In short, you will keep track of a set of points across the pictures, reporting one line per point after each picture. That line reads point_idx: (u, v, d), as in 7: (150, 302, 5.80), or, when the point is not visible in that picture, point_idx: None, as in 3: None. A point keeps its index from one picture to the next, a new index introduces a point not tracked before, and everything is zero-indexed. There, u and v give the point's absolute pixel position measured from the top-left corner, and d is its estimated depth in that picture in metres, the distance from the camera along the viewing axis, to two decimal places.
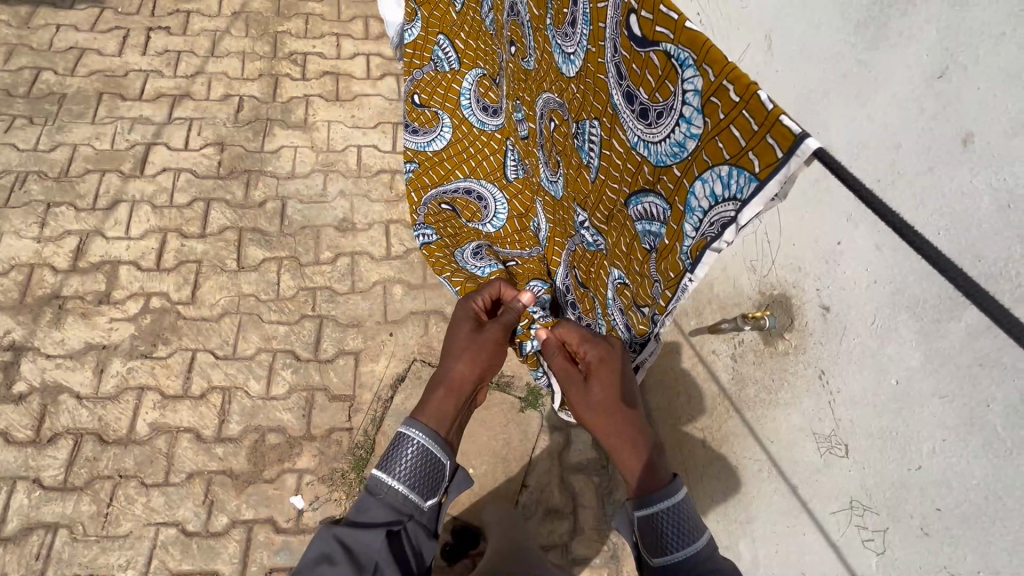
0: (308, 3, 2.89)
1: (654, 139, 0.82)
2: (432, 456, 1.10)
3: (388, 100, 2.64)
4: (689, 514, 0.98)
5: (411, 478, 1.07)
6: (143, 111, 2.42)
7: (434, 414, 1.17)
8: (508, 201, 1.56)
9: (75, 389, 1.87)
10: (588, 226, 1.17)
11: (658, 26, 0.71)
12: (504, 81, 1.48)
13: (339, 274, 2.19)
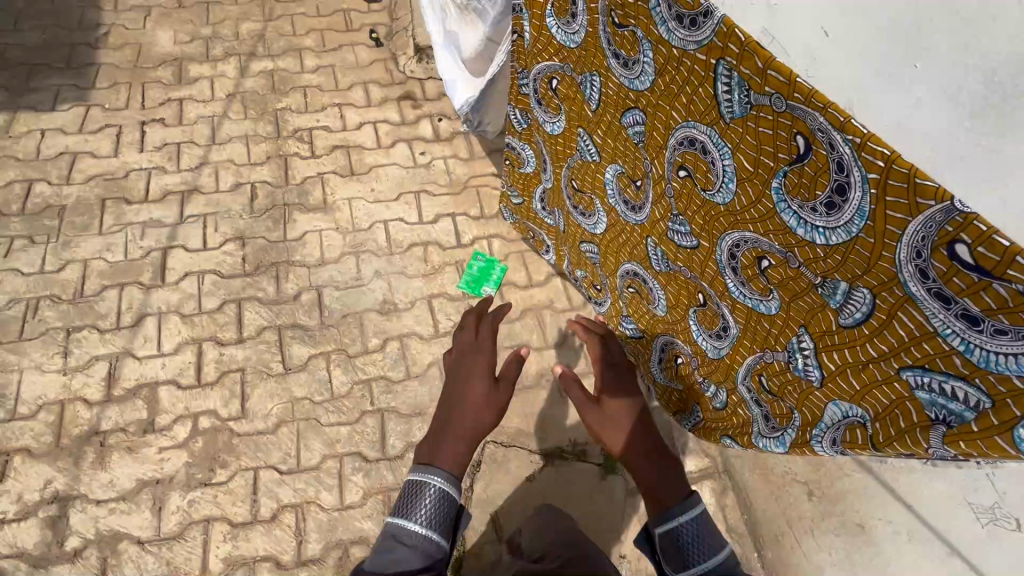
0: (303, 75, 2.81)
1: (985, 346, 0.71)
2: (450, 497, 1.19)
3: (405, 169, 2.59)
4: (707, 528, 1.19)
5: (432, 520, 1.15)
6: (153, 213, 2.29)
7: (452, 456, 1.25)
8: (666, 296, 1.33)
9: (135, 534, 1.73)
10: (801, 357, 1.02)
11: (1011, 268, 0.62)
12: (622, 169, 1.23)
13: (391, 361, 2.11)
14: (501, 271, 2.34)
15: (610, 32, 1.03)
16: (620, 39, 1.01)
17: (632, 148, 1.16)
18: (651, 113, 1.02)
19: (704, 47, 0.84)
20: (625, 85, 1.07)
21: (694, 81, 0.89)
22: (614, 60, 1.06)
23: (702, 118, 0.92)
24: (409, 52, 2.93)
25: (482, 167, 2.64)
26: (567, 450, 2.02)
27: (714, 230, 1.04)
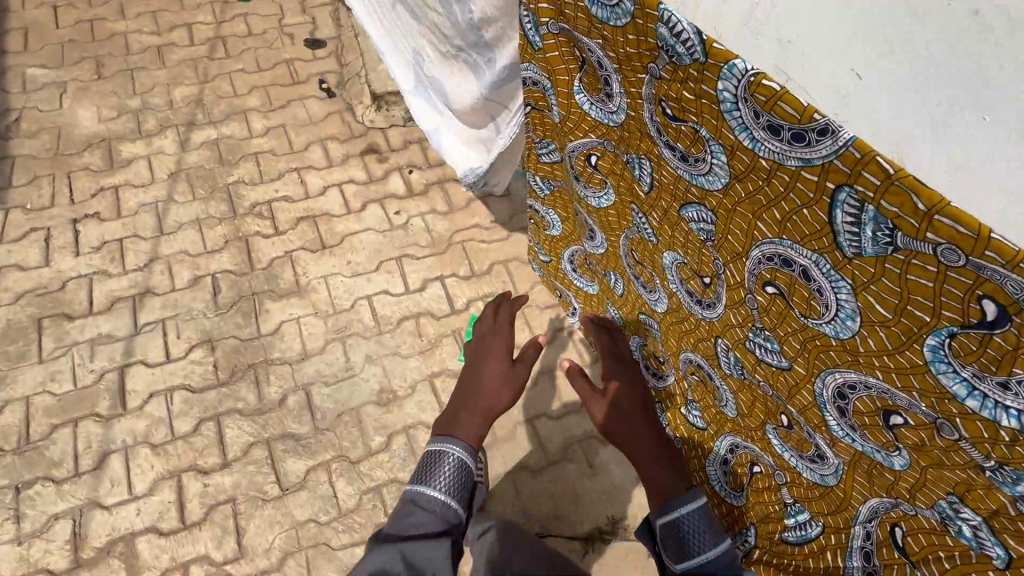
0: (251, 140, 2.55)
1: None
2: (467, 469, 1.23)
3: (382, 234, 2.37)
4: (709, 525, 1.06)
5: (449, 490, 1.20)
6: (100, 327, 2.00)
7: (469, 429, 1.28)
8: (739, 410, 1.07)
9: None
10: (958, 523, 0.75)
11: None
12: (684, 259, 0.96)
13: (400, 459, 1.89)
14: None
15: (659, 121, 0.81)
16: (681, 132, 0.77)
17: (699, 250, 0.90)
18: (733, 221, 0.78)
19: (813, 170, 0.60)
20: (689, 181, 0.82)
21: (798, 201, 0.64)
22: (676, 154, 0.81)
23: (807, 243, 0.67)
24: (366, 100, 2.70)
25: (466, 220, 2.44)
26: (605, 529, 1.87)
27: (813, 363, 0.78)
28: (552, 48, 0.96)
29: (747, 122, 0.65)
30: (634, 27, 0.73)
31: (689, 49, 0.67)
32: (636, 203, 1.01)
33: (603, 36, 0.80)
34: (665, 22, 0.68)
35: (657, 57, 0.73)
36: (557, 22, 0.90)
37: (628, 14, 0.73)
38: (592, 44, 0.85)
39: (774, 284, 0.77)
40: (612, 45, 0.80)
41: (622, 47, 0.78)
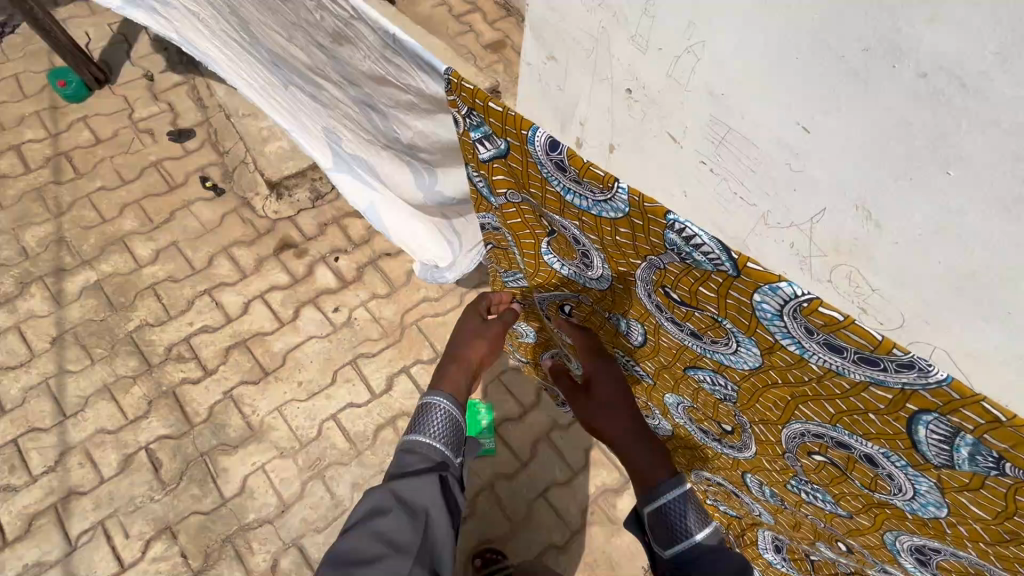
0: (142, 271, 2.21)
1: None
2: (458, 420, 1.12)
3: (326, 338, 2.14)
4: (687, 510, 0.94)
5: (444, 437, 1.09)
6: (28, 554, 1.72)
7: (452, 385, 1.15)
8: (774, 518, 1.03)
9: None
10: None
11: None
12: (700, 400, 0.89)
13: None
14: (488, 412, 2.08)
15: (661, 299, 0.73)
16: (695, 316, 0.70)
17: (715, 402, 0.85)
18: (763, 397, 0.72)
19: (887, 392, 0.54)
20: (703, 353, 0.76)
21: (861, 407, 0.58)
22: (686, 330, 0.75)
23: (872, 440, 0.61)
24: (262, 189, 2.40)
25: (413, 294, 2.25)
26: None
27: (879, 520, 0.73)
28: (511, 211, 0.85)
29: (794, 332, 0.57)
30: (629, 225, 0.64)
31: (707, 260, 0.59)
32: (632, 348, 0.94)
33: (584, 221, 0.71)
34: (672, 231, 0.59)
35: (662, 253, 0.64)
36: (518, 192, 0.79)
37: (620, 212, 0.63)
38: (567, 222, 0.75)
39: (822, 455, 0.71)
40: (596, 231, 0.71)
41: (610, 235, 0.69)
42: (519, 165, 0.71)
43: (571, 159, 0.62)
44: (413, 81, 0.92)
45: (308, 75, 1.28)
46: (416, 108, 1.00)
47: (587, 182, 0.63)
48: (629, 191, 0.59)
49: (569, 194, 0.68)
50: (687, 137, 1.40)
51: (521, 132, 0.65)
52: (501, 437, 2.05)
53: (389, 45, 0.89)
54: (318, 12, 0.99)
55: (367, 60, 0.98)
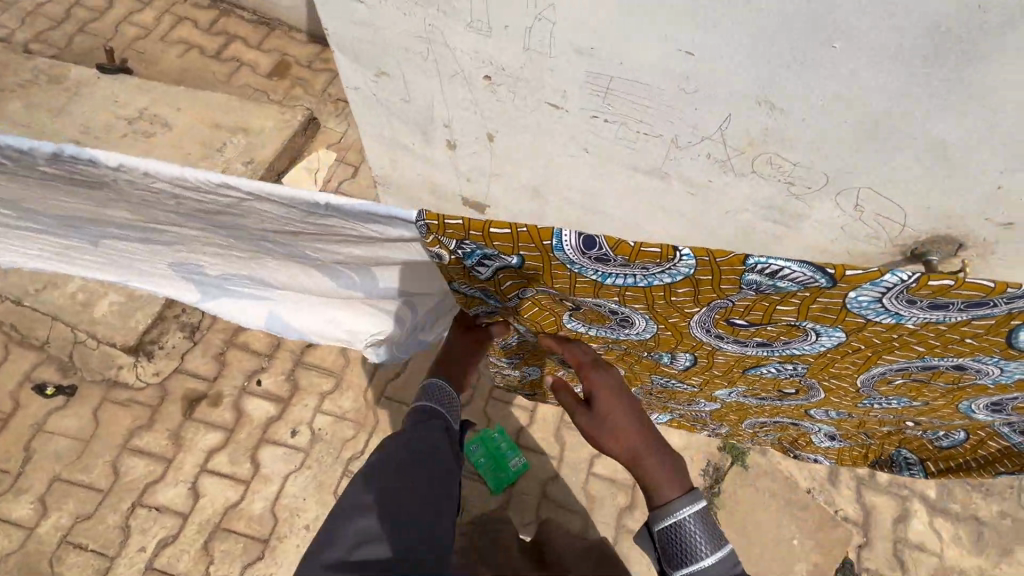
0: (41, 531, 1.76)
1: None
2: (448, 394, 1.22)
3: (305, 466, 1.88)
4: (701, 528, 0.88)
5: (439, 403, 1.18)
6: None
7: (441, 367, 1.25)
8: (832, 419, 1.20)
9: None
10: None
11: None
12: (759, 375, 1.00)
13: None
14: (502, 433, 2.02)
15: (725, 324, 0.79)
16: (766, 328, 0.77)
17: (775, 374, 0.96)
18: (837, 359, 0.84)
19: (970, 321, 0.65)
20: (768, 348, 0.85)
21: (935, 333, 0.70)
22: (751, 340, 0.84)
23: (942, 348, 0.73)
24: (121, 359, 1.96)
25: (362, 367, 2.02)
26: (713, 484, 1.98)
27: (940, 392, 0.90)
28: (532, 303, 0.87)
29: (893, 307, 0.65)
30: (692, 283, 0.67)
31: (791, 287, 0.64)
32: (679, 363, 1.01)
33: (626, 294, 0.74)
34: (751, 272, 0.62)
35: (732, 294, 0.68)
36: (528, 288, 0.80)
37: (680, 276, 0.66)
38: (601, 300, 0.78)
39: (902, 374, 0.86)
40: (644, 297, 0.74)
41: (666, 296, 0.72)
42: (537, 269, 0.72)
43: (608, 247, 0.63)
44: (358, 226, 0.88)
45: (200, 248, 1.16)
46: (359, 243, 0.96)
47: (635, 263, 0.65)
48: (694, 255, 0.61)
49: (606, 276, 0.70)
50: (571, 99, 1.34)
51: (540, 241, 0.64)
52: (526, 447, 2.03)
53: (317, 207, 0.84)
54: (209, 200, 0.92)
55: (289, 223, 0.93)
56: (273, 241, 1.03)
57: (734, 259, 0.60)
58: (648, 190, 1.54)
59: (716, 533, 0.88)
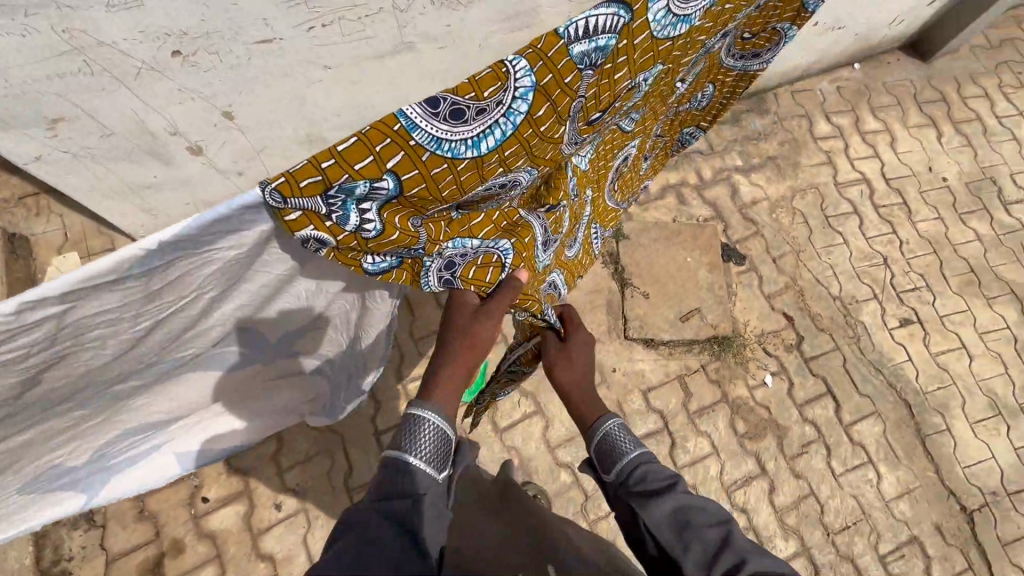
0: None
1: None
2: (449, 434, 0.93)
3: (313, 518, 1.85)
4: (637, 456, 1.06)
5: (434, 459, 0.89)
6: None
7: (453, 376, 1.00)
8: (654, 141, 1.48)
9: None
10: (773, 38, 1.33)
11: None
12: (605, 140, 1.20)
13: (575, 449, 2.07)
14: None
15: (582, 123, 0.94)
16: (609, 104, 0.95)
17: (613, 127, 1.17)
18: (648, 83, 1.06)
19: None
20: (612, 117, 1.04)
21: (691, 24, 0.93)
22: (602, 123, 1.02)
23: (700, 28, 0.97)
24: None
25: None
26: (615, 264, 2.29)
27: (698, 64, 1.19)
28: (432, 223, 0.97)
29: (679, 11, 0.88)
30: (544, 96, 0.80)
31: (607, 40, 0.81)
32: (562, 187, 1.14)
33: (502, 156, 0.86)
34: (571, 43, 0.77)
35: (578, 86, 0.83)
36: (417, 216, 0.93)
37: (529, 91, 0.78)
38: (490, 180, 0.91)
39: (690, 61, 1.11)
40: (519, 148, 0.87)
41: (535, 130, 0.85)
42: (413, 183, 0.81)
43: (454, 99, 0.73)
44: (210, 256, 0.85)
45: (45, 409, 0.99)
46: (218, 276, 0.91)
47: (485, 98, 0.75)
48: (520, 57, 0.74)
49: (475, 141, 0.80)
50: (277, 20, 1.20)
51: (396, 132, 0.73)
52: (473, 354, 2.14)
53: (148, 264, 0.78)
54: (44, 350, 0.83)
55: (142, 308, 0.87)
56: (134, 343, 0.95)
57: (550, 36, 0.74)
58: (403, 67, 1.51)
59: (637, 438, 1.09)
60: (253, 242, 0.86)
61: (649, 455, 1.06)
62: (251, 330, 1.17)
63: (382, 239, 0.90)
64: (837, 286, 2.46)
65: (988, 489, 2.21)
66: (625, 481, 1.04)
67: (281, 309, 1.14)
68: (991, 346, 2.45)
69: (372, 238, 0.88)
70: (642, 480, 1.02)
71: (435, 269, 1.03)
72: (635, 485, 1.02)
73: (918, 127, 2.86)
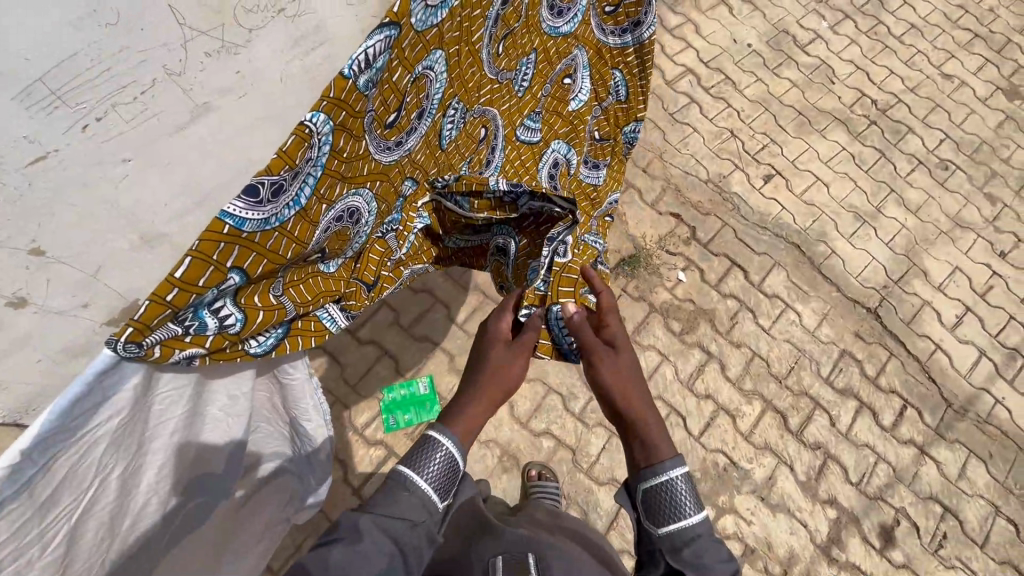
0: None
1: None
2: (454, 459, 1.01)
3: None
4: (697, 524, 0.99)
5: (438, 484, 0.98)
6: None
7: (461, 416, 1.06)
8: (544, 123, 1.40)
9: (781, 476, 2.16)
10: None
11: None
12: (470, 146, 1.21)
13: (547, 413, 2.12)
14: (390, 387, 2.09)
15: (394, 134, 0.93)
16: (410, 104, 0.94)
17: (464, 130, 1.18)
18: (462, 69, 1.04)
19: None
20: (433, 116, 1.04)
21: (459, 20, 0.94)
22: (415, 122, 0.99)
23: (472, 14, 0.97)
24: None
25: None
26: None
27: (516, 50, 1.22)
28: (294, 288, 0.95)
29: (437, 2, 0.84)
30: (342, 130, 0.76)
31: (384, 59, 0.77)
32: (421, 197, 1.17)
33: (322, 196, 0.82)
34: (357, 78, 0.73)
35: (371, 108, 0.80)
36: (274, 284, 0.89)
37: (331, 134, 0.74)
38: (325, 223, 0.87)
39: (495, 41, 1.12)
40: (335, 182, 0.83)
41: (342, 159, 0.81)
42: (261, 266, 0.77)
43: (270, 179, 0.68)
44: (93, 432, 0.78)
45: None
46: (117, 444, 0.85)
47: (298, 164, 0.71)
48: (317, 112, 0.70)
49: (297, 199, 0.76)
50: (44, 134, 1.10)
51: (227, 234, 0.67)
52: (414, 374, 2.13)
53: (24, 478, 0.70)
54: None
55: (39, 524, 0.78)
56: (64, 556, 0.87)
57: (336, 81, 0.70)
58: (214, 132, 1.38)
59: (699, 499, 1.03)
60: (130, 397, 0.81)
61: (707, 528, 1.00)
62: (190, 473, 1.11)
63: (248, 326, 0.88)
64: (704, 171, 2.67)
65: (880, 285, 2.55)
66: (676, 547, 0.99)
67: (196, 438, 1.07)
68: (837, 170, 2.79)
69: (239, 330, 0.86)
70: (697, 556, 0.96)
71: (333, 312, 1.06)
72: (686, 556, 0.97)
73: (711, 8, 3.12)
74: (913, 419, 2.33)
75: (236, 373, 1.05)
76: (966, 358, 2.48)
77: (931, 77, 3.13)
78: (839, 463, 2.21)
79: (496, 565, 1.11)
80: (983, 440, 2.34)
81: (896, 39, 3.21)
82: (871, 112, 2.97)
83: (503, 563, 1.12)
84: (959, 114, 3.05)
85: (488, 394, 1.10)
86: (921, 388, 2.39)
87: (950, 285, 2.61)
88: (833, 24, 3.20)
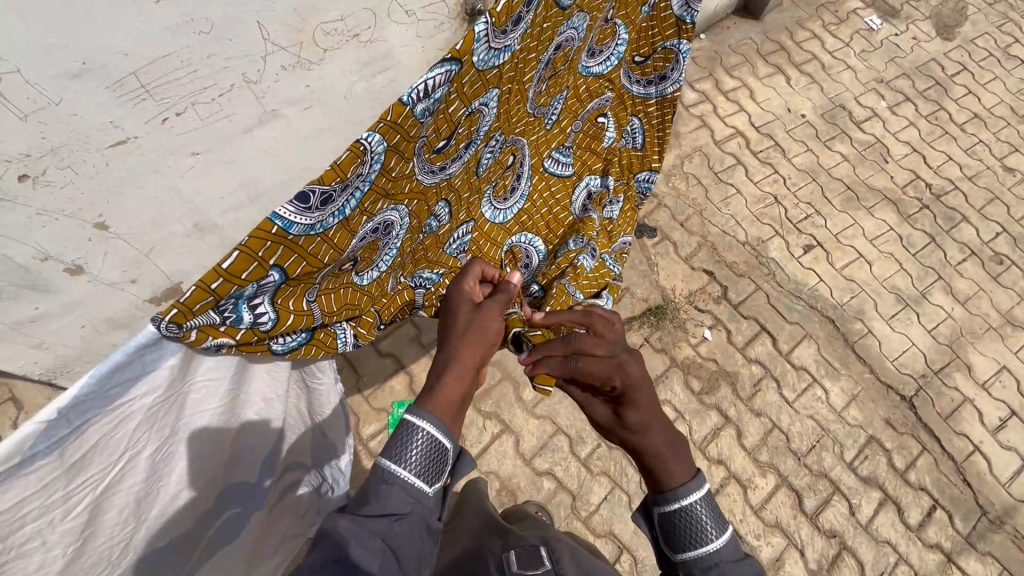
0: None
1: None
2: (437, 439, 0.90)
3: None
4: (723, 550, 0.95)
5: (419, 468, 0.88)
6: None
7: (448, 398, 0.96)
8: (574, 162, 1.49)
9: (790, 559, 2.04)
10: (620, 35, 1.36)
11: None
12: (497, 175, 1.29)
13: (552, 453, 2.09)
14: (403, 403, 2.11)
15: (438, 160, 0.98)
16: (460, 135, 0.99)
17: (498, 158, 1.24)
18: (511, 107, 1.09)
19: (532, 19, 0.93)
20: (477, 146, 1.09)
21: (516, 64, 0.99)
22: (460, 150, 1.03)
23: (530, 56, 1.02)
24: None
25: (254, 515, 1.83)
26: None
27: (557, 90, 1.27)
28: (326, 296, 1.00)
29: (500, 45, 0.89)
30: (394, 151, 0.82)
31: (442, 91, 0.82)
32: (449, 223, 1.24)
33: (365, 209, 0.87)
34: (414, 106, 0.78)
35: (421, 132, 0.85)
36: (311, 289, 0.94)
37: (382, 154, 0.80)
38: (362, 232, 0.92)
39: (543, 80, 1.17)
40: (378, 196, 0.88)
41: (389, 177, 0.86)
42: (300, 266, 0.82)
43: (321, 188, 0.73)
44: (127, 403, 0.83)
45: None
46: (149, 421, 0.90)
47: (349, 177, 0.76)
48: (373, 132, 0.75)
49: (342, 209, 0.81)
50: (132, 122, 1.17)
51: (274, 234, 0.72)
52: None
53: (58, 436, 0.75)
54: None
55: (70, 484, 0.82)
56: (85, 526, 0.90)
57: (393, 106, 0.75)
58: (281, 135, 1.49)
59: (723, 521, 0.98)
60: (166, 377, 0.87)
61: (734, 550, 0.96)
62: (216, 466, 1.14)
63: (278, 327, 0.92)
64: (742, 233, 2.65)
65: (918, 374, 2.43)
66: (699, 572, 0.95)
67: (225, 429, 1.11)
68: (883, 249, 2.72)
69: (269, 328, 0.91)
70: None
71: (349, 331, 1.11)
72: None
73: (768, 76, 3.15)
74: (942, 522, 2.17)
75: (273, 366, 1.11)
76: (1006, 465, 2.31)
77: (992, 168, 3.05)
78: (856, 557, 2.07)
79: (511, 562, 1.02)
80: (1018, 558, 2.15)
81: (958, 126, 3.16)
82: (924, 195, 2.91)
83: (518, 559, 1.03)
84: (1019, 209, 2.95)
85: (465, 356, 1.01)
86: (954, 490, 2.23)
87: (995, 385, 2.47)
88: (892, 104, 3.18)
